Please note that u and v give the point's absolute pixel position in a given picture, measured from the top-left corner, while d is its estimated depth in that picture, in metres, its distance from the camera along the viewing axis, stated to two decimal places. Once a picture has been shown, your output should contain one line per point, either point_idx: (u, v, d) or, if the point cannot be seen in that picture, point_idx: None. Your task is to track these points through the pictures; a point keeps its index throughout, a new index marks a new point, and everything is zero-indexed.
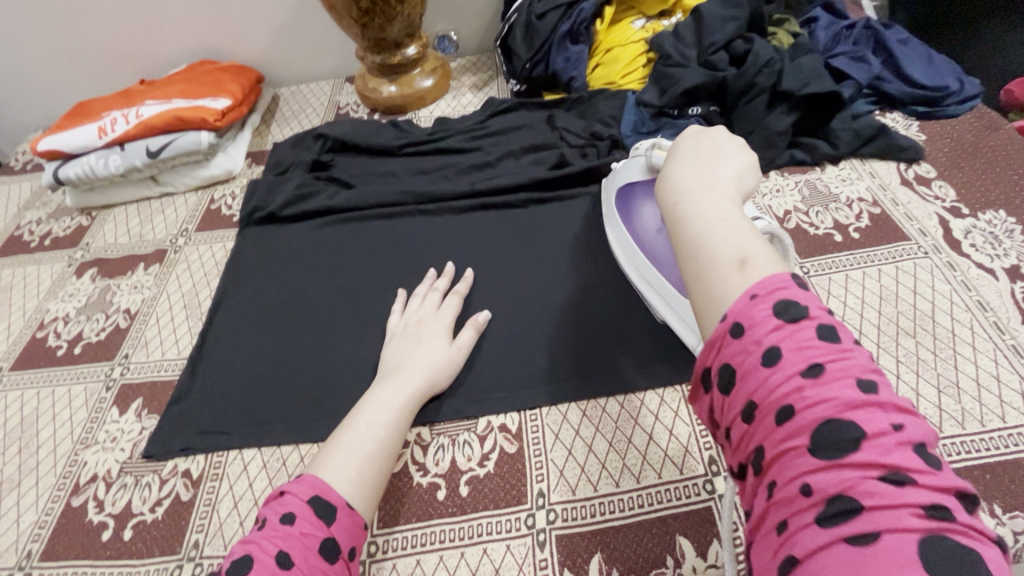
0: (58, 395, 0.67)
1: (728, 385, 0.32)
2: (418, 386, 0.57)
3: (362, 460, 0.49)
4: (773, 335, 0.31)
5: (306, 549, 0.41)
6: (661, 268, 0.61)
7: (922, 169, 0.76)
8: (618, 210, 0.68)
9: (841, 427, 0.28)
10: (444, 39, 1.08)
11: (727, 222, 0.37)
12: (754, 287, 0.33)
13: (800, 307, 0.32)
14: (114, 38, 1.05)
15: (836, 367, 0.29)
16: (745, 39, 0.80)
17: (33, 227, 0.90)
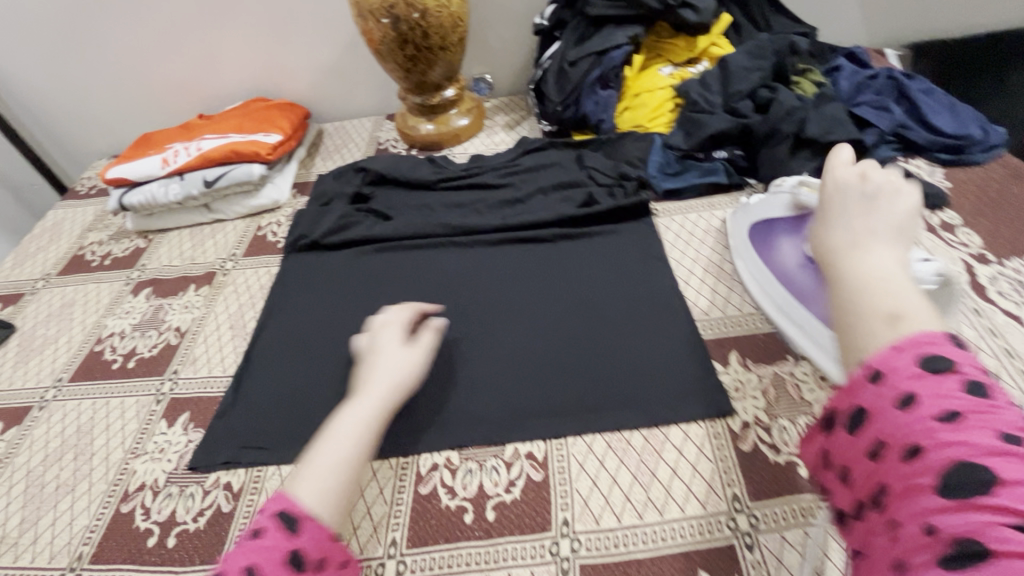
0: (112, 406, 0.72)
1: (858, 424, 0.33)
2: (383, 393, 0.55)
3: (335, 470, 0.47)
4: (911, 381, 0.30)
5: (275, 560, 0.39)
6: (808, 302, 0.60)
7: (946, 216, 0.77)
8: (755, 244, 0.71)
9: (974, 470, 0.27)
10: (479, 82, 1.14)
11: (898, 287, 0.35)
12: (905, 339, 0.32)
13: (945, 360, 0.31)
14: (178, 76, 1.15)
15: (979, 416, 0.28)
16: (770, 88, 0.83)
17: (95, 248, 0.98)
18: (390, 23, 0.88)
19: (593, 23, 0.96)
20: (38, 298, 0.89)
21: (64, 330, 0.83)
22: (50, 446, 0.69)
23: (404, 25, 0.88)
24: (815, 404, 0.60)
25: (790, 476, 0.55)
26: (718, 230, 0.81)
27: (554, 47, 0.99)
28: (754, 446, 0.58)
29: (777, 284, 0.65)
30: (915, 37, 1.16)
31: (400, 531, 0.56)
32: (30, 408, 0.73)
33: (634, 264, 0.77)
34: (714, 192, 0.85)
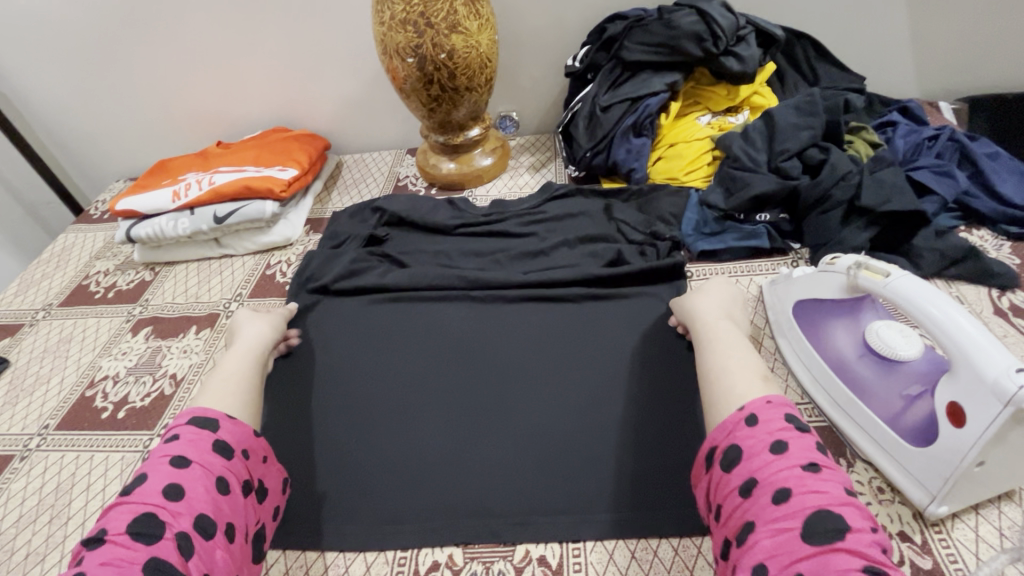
0: (95, 463, 0.67)
1: (734, 462, 0.46)
2: (246, 351, 0.67)
3: (229, 399, 0.58)
4: (781, 432, 0.46)
5: (197, 448, 0.51)
6: (872, 403, 0.55)
7: (1017, 299, 0.70)
8: (799, 323, 0.64)
9: (799, 489, 0.42)
10: (505, 120, 1.10)
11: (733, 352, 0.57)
12: (770, 397, 0.50)
13: (800, 422, 0.47)
14: (200, 102, 1.13)
15: (816, 463, 0.44)
16: (821, 148, 0.77)
17: (100, 279, 0.94)
18: (415, 62, 0.84)
19: (628, 67, 0.91)
20: (36, 331, 0.86)
21: (57, 369, 0.80)
22: (27, 504, 0.64)
23: (429, 65, 0.84)
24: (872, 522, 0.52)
25: None
26: (759, 299, 0.74)
27: (585, 90, 0.94)
28: None
29: (833, 375, 0.59)
30: (969, 91, 1.09)
31: None
32: (11, 458, 0.69)
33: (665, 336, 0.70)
34: (754, 256, 0.79)
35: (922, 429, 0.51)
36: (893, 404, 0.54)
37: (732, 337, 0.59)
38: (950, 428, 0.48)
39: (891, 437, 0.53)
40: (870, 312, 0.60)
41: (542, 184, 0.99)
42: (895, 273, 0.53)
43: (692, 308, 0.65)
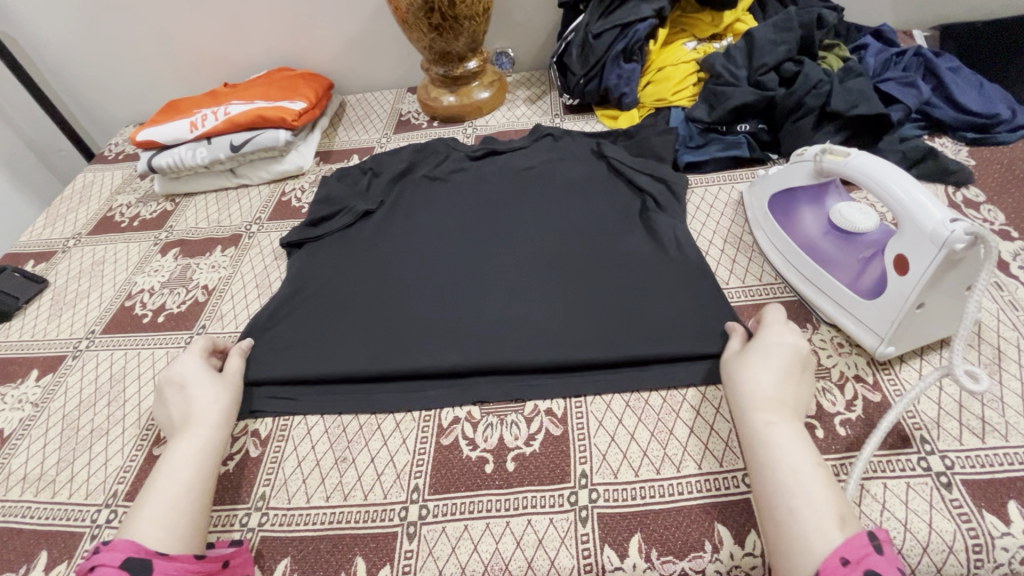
0: (143, 357, 0.74)
1: None
2: (207, 434, 0.58)
3: (168, 509, 0.52)
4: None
5: None
6: (834, 271, 0.63)
7: (970, 193, 0.77)
8: (774, 214, 0.72)
9: None
10: (502, 56, 1.15)
11: (798, 466, 0.48)
12: (844, 551, 0.42)
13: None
14: (204, 45, 1.16)
15: None
16: (795, 61, 0.83)
17: (124, 210, 1.00)
18: None
19: None
20: (69, 256, 0.92)
21: (94, 285, 0.86)
22: (85, 391, 0.71)
23: None
24: (833, 369, 0.61)
25: None
26: (739, 203, 0.81)
27: (578, 20, 0.99)
28: None
29: (802, 254, 0.67)
30: (943, 20, 1.15)
31: (422, 478, 0.58)
32: (64, 357, 0.76)
33: (666, 275, 0.71)
34: (736, 166, 0.86)
35: (874, 285, 0.59)
36: (851, 270, 0.62)
37: (792, 440, 0.50)
38: (896, 276, 0.56)
39: (850, 297, 0.61)
40: (834, 198, 0.68)
41: (530, 129, 1.02)
42: (854, 153, 0.61)
43: (743, 390, 0.55)
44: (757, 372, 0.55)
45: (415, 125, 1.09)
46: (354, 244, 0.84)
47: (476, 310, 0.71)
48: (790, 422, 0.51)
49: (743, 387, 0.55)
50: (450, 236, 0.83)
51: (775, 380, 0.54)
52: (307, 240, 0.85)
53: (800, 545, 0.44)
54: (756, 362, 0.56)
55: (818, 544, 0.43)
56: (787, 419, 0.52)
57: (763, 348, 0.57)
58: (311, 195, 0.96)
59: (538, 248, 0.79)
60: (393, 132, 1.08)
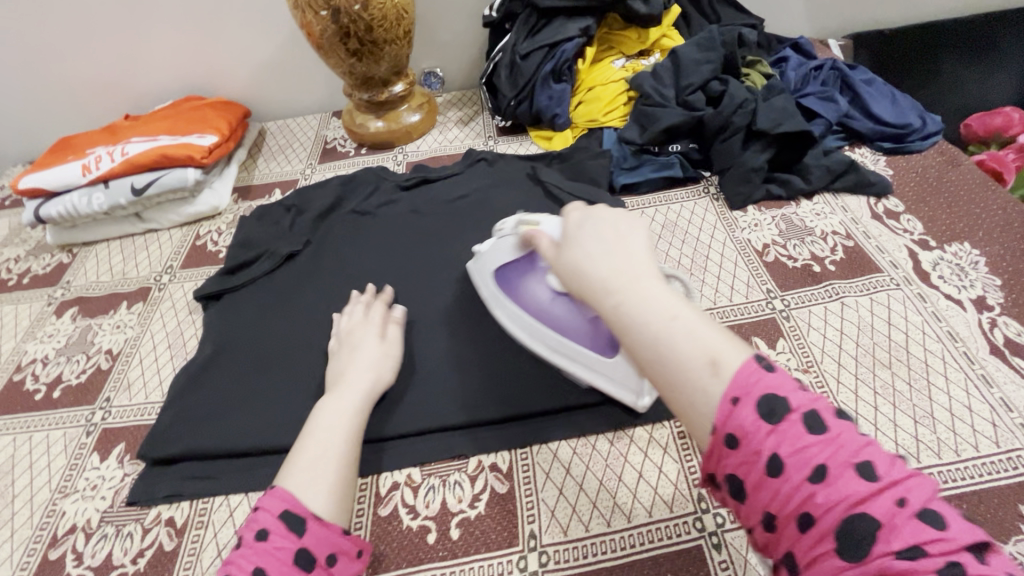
0: (36, 442, 0.65)
1: (741, 498, 0.34)
2: (362, 390, 0.59)
3: (325, 469, 0.51)
4: (767, 441, 0.33)
5: (281, 564, 0.43)
6: (572, 335, 0.59)
7: (891, 204, 0.80)
8: (503, 291, 0.65)
9: (859, 523, 0.30)
10: (430, 76, 1.11)
11: (672, 324, 0.38)
12: (732, 386, 0.35)
13: (781, 400, 0.34)
14: (99, 75, 1.05)
15: (839, 464, 0.32)
16: (720, 80, 0.84)
17: (12, 265, 0.89)
18: (330, 15, 0.83)
19: (543, 15, 0.93)
20: None
21: None
22: None
23: (344, 18, 0.83)
24: None
25: None
26: (675, 224, 0.81)
27: (505, 39, 0.96)
28: None
29: (545, 327, 0.61)
30: (856, 28, 1.19)
31: None
32: None
33: None
34: (670, 186, 0.85)
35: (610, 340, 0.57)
36: (588, 333, 0.59)
37: (664, 299, 0.39)
38: None
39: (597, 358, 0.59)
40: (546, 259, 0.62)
41: (464, 152, 0.98)
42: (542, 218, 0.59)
43: (583, 269, 0.43)
44: (583, 254, 0.44)
45: (341, 154, 1.03)
46: (279, 291, 0.77)
47: (416, 358, 0.67)
48: (641, 281, 0.41)
49: (583, 265, 0.44)
50: (384, 277, 0.78)
51: (605, 257, 0.43)
52: (224, 290, 0.78)
53: (691, 411, 0.36)
54: (586, 249, 0.44)
55: (704, 406, 0.36)
56: (643, 286, 0.40)
57: (595, 246, 0.44)
58: (229, 237, 0.88)
59: (474, 288, 0.75)
60: (318, 161, 1.02)
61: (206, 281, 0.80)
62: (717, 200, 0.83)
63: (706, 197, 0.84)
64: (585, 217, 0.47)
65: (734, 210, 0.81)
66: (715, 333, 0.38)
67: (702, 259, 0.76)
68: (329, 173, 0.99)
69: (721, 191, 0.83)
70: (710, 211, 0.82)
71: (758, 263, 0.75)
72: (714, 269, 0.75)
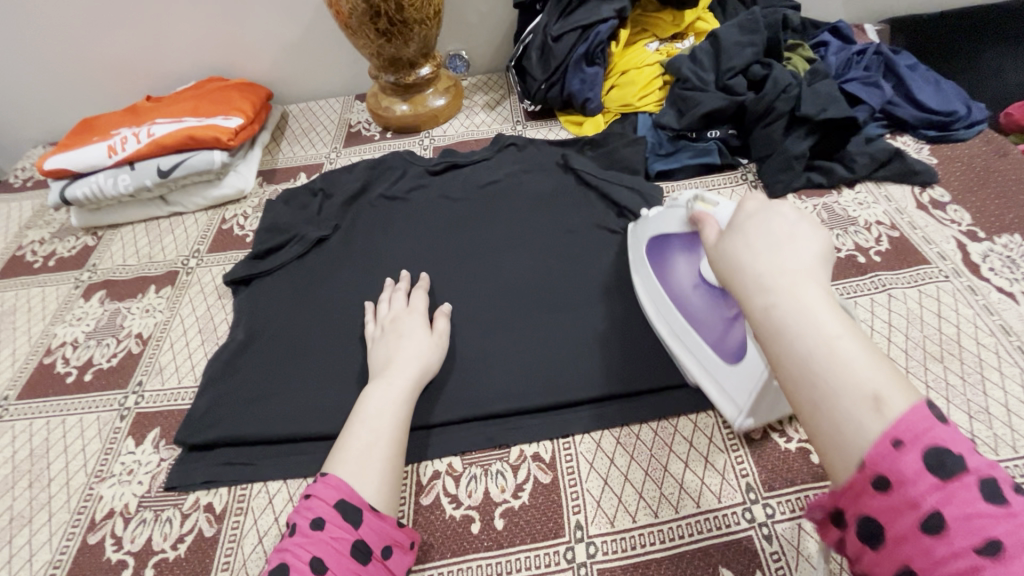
0: (69, 426, 0.65)
1: (875, 542, 0.31)
2: (409, 376, 0.58)
3: (376, 456, 0.50)
4: (928, 496, 0.28)
5: (338, 553, 0.44)
6: (701, 329, 0.57)
7: (936, 193, 0.77)
8: (650, 258, 0.65)
9: None
10: (455, 58, 1.07)
11: (837, 350, 0.33)
12: (895, 429, 0.30)
13: (955, 457, 0.29)
14: (120, 55, 1.03)
15: (1017, 543, 0.26)
16: (762, 64, 0.81)
17: (37, 247, 0.88)
18: None
19: None
20: None
21: (6, 340, 0.75)
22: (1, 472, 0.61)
23: None
24: None
25: (801, 463, 0.54)
26: None
27: (536, 21, 0.94)
28: (763, 434, 0.57)
29: (672, 305, 0.60)
30: (892, 13, 1.16)
31: None
32: None
33: None
34: (707, 173, 0.83)
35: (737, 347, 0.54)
36: (714, 330, 0.56)
37: (833, 318, 0.34)
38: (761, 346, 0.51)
39: (715, 359, 0.55)
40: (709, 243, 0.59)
41: (492, 137, 0.96)
42: (720, 201, 0.54)
43: (739, 260, 0.40)
44: (744, 244, 0.40)
45: (366, 137, 1.01)
46: (310, 276, 0.76)
47: (453, 346, 0.66)
48: (816, 290, 0.36)
49: (741, 256, 0.40)
50: (415, 264, 0.77)
51: (770, 255, 0.38)
52: (253, 275, 0.77)
53: (832, 439, 0.32)
54: (749, 239, 0.40)
55: (850, 440, 0.31)
56: (811, 296, 0.35)
57: (766, 240, 0.40)
58: (255, 221, 0.87)
59: (509, 275, 0.73)
60: (343, 145, 1.00)
61: (234, 266, 0.79)
62: (755, 187, 0.81)
63: (744, 184, 0.82)
64: (762, 206, 0.42)
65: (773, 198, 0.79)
66: (889, 376, 0.32)
67: None
68: (354, 157, 0.97)
69: (760, 178, 0.81)
70: None
71: None
72: None
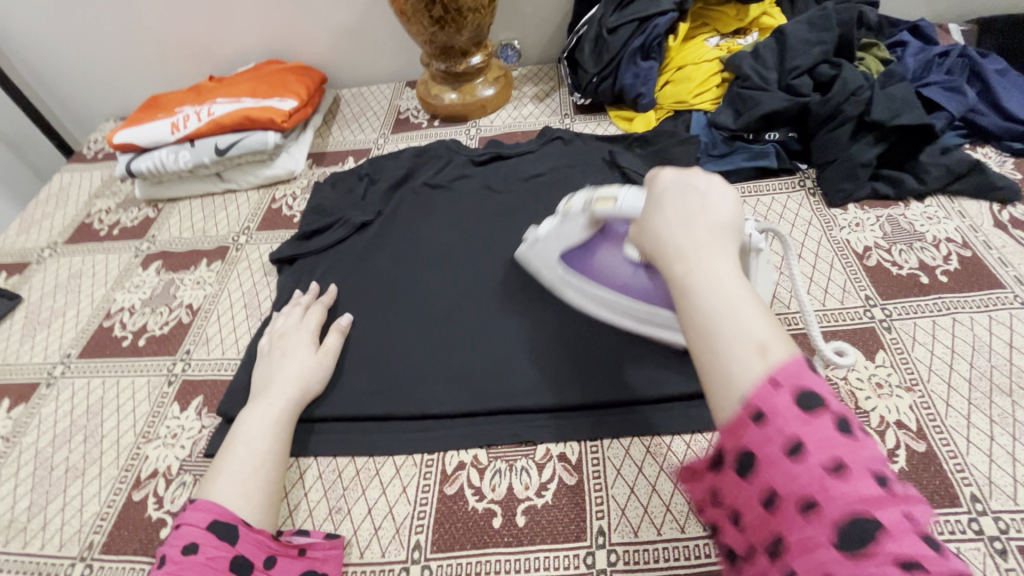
0: (122, 387, 0.68)
1: (744, 470, 0.34)
2: (289, 397, 0.59)
3: (246, 479, 0.52)
4: (799, 428, 0.32)
5: (258, 550, 0.48)
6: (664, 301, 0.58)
7: (1019, 211, 0.71)
8: (575, 268, 0.64)
9: (861, 522, 0.29)
10: (506, 48, 1.06)
11: (730, 299, 0.37)
12: (773, 371, 0.33)
13: (816, 398, 0.33)
14: (188, 35, 1.08)
15: (855, 463, 0.31)
16: (831, 64, 0.76)
17: (103, 216, 0.93)
18: None
19: None
20: (45, 268, 0.86)
21: (71, 302, 0.80)
22: (60, 425, 0.66)
23: None
24: (872, 413, 0.56)
25: None
26: (767, 218, 0.75)
27: (592, 12, 0.92)
28: None
29: (617, 295, 0.62)
30: (982, 12, 1.06)
31: (424, 534, 0.53)
32: (37, 385, 0.70)
33: None
34: (762, 176, 0.80)
35: None
36: None
37: (727, 273, 0.39)
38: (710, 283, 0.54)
39: None
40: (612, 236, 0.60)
41: (540, 129, 0.95)
42: (617, 194, 0.54)
43: (654, 234, 0.44)
44: (662, 220, 0.44)
45: (414, 125, 1.01)
46: (351, 259, 0.78)
47: (485, 339, 0.66)
48: (717, 249, 0.40)
49: (657, 220, 0.44)
50: (453, 253, 0.77)
51: (683, 221, 0.43)
52: (297, 255, 0.79)
53: (722, 383, 0.35)
54: (661, 204, 0.45)
55: (738, 373, 0.34)
56: (712, 252, 0.40)
57: (677, 202, 0.44)
58: (303, 202, 0.89)
59: None
60: (391, 131, 1.01)
61: (281, 244, 0.82)
62: (813, 195, 0.77)
63: (802, 191, 0.78)
64: (674, 181, 0.46)
65: (832, 207, 0.75)
66: (769, 314, 0.36)
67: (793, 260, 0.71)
68: (401, 144, 0.98)
69: (819, 187, 0.76)
70: (805, 207, 0.76)
71: (858, 266, 0.69)
72: (807, 271, 0.69)
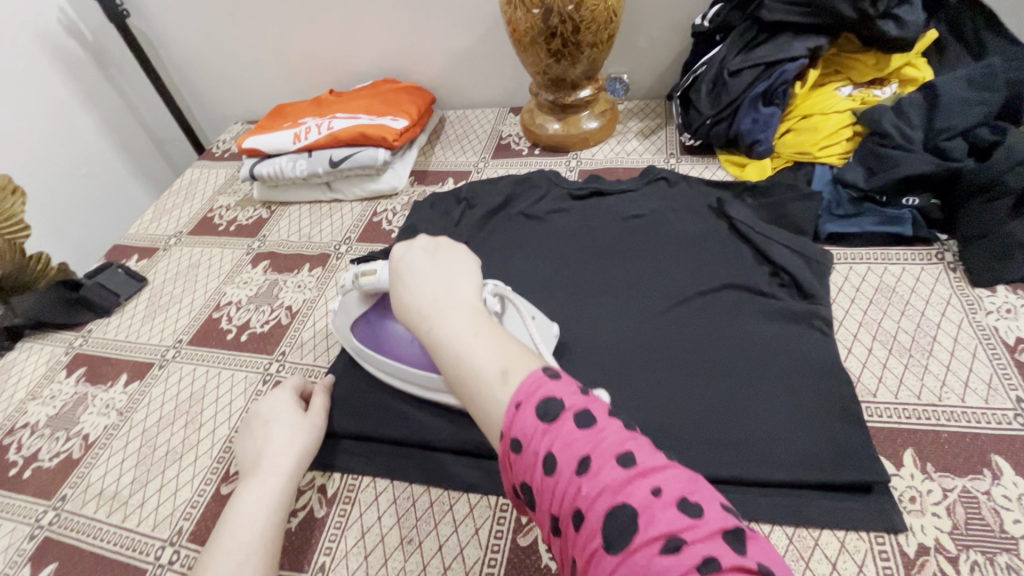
0: (222, 378, 0.72)
1: (534, 504, 0.37)
2: (285, 473, 0.57)
3: (233, 571, 0.48)
4: (545, 441, 0.36)
5: None
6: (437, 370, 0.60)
7: None
8: (367, 347, 0.65)
9: (616, 512, 0.32)
10: (615, 81, 1.05)
11: (469, 346, 0.44)
12: (518, 398, 0.39)
13: (556, 402, 0.38)
14: (317, 52, 1.16)
15: (599, 457, 0.35)
16: (992, 127, 0.70)
17: (223, 212, 1.01)
18: (541, 14, 0.82)
19: (765, 28, 0.83)
20: (169, 255, 0.94)
21: (188, 290, 0.87)
22: (166, 407, 0.70)
23: (555, 18, 0.82)
24: (1022, 541, 0.48)
25: None
26: (894, 289, 0.68)
27: (714, 52, 0.88)
28: None
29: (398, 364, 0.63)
30: None
31: None
32: (151, 364, 0.76)
33: (794, 376, 0.60)
34: (891, 243, 0.73)
35: None
36: None
37: (464, 318, 0.46)
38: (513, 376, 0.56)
39: None
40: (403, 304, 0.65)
41: (643, 168, 0.92)
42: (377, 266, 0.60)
43: (401, 301, 0.51)
44: (406, 286, 0.51)
45: (514, 151, 1.02)
46: None
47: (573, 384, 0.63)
48: (447, 305, 0.47)
49: (403, 294, 0.51)
50: (543, 289, 0.76)
51: (421, 284, 0.50)
52: (388, 261, 0.81)
53: (487, 423, 0.41)
54: (406, 279, 0.52)
55: (498, 413, 0.40)
56: (448, 311, 0.47)
57: (416, 274, 0.51)
58: (402, 218, 0.92)
59: (640, 320, 0.69)
60: (491, 156, 1.02)
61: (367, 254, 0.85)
62: (953, 270, 0.68)
63: (939, 264, 0.70)
64: (406, 250, 0.54)
65: (977, 287, 0.66)
66: (505, 346, 0.44)
67: (927, 342, 0.63)
68: (500, 170, 0.99)
69: (962, 262, 0.68)
70: (943, 282, 0.67)
71: (1007, 359, 0.60)
72: (943, 356, 0.61)
